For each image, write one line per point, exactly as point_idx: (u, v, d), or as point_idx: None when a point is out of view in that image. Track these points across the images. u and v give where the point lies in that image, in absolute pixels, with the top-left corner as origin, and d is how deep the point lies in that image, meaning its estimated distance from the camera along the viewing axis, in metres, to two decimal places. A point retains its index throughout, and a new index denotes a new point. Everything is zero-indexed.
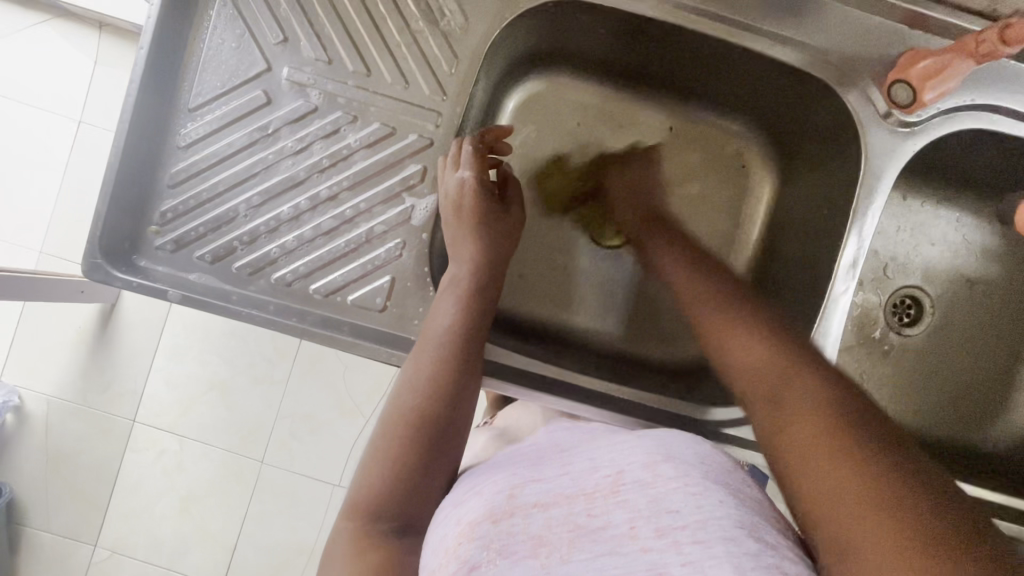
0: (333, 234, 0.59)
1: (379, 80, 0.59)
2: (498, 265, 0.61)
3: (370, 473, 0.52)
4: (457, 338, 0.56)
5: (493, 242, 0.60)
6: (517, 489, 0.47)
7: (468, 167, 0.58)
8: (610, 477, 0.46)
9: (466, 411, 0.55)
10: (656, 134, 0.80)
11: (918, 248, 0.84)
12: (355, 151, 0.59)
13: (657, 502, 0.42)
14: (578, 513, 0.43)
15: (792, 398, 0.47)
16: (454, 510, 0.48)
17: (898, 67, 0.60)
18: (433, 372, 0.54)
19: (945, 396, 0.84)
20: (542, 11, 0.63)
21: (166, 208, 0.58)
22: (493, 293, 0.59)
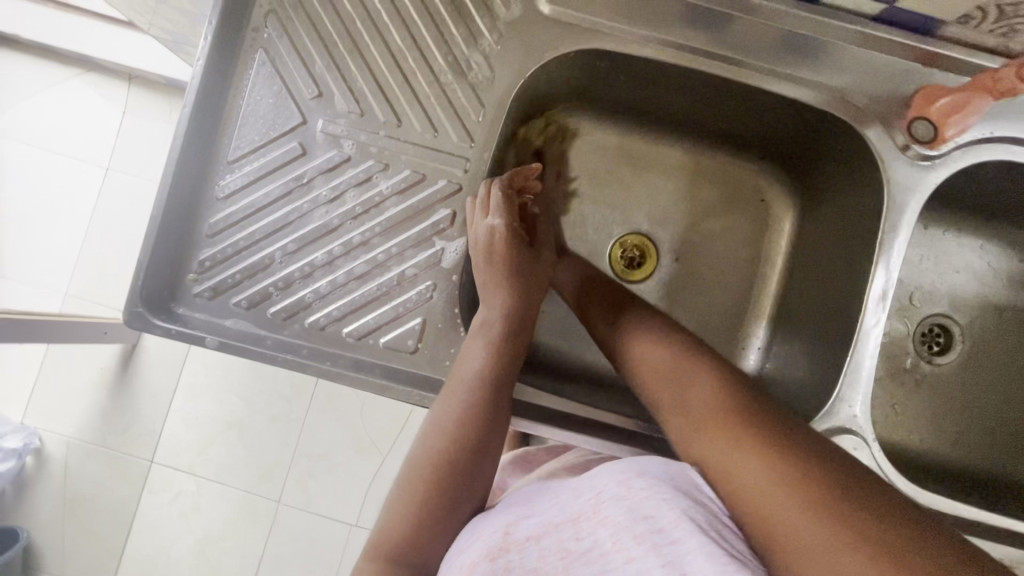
0: (365, 278, 0.60)
1: (409, 130, 0.61)
2: (528, 309, 0.62)
3: (396, 513, 0.52)
4: (492, 380, 0.55)
5: (521, 287, 0.62)
6: (513, 525, 0.49)
7: (498, 214, 0.61)
8: (591, 498, 0.46)
9: (491, 456, 0.55)
10: (674, 170, 0.81)
11: (943, 276, 0.84)
12: (385, 197, 0.61)
13: (634, 510, 0.42)
14: (566, 537, 0.45)
15: (693, 394, 0.54)
16: (456, 551, 0.50)
17: (914, 107, 0.61)
18: (468, 413, 0.54)
19: (982, 426, 0.82)
20: (564, 58, 0.65)
21: (204, 257, 0.60)
22: (524, 337, 0.60)
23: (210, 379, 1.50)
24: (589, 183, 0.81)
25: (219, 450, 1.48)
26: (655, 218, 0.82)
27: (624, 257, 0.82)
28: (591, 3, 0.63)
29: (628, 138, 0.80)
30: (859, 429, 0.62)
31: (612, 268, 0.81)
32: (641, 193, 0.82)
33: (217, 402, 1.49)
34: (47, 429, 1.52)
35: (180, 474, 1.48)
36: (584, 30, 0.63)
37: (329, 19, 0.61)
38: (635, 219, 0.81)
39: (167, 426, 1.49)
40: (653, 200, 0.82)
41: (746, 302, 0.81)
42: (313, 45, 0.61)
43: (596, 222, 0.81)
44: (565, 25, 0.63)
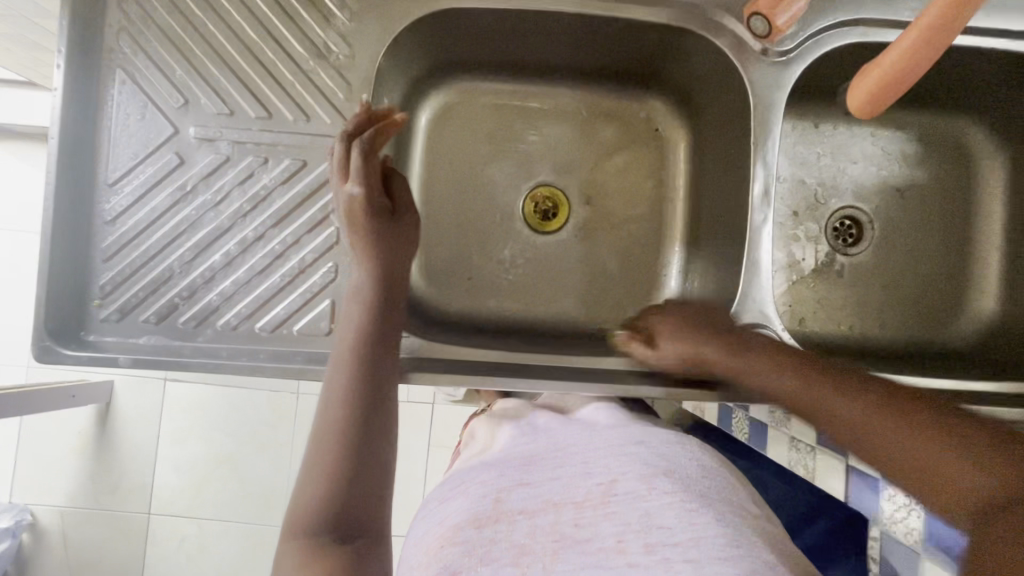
0: (267, 271, 0.62)
1: (282, 120, 0.62)
2: (405, 262, 0.61)
3: (300, 490, 0.50)
4: (368, 343, 0.56)
5: (391, 245, 0.60)
6: (504, 492, 0.50)
7: (356, 178, 0.58)
8: (602, 485, 0.48)
9: (383, 424, 0.53)
10: (566, 116, 0.83)
11: (843, 170, 0.86)
12: (270, 192, 0.62)
13: (649, 518, 0.45)
14: (565, 522, 0.46)
15: (879, 436, 0.49)
16: (442, 506, 0.52)
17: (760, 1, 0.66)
18: (350, 380, 0.54)
19: (905, 305, 0.85)
20: (424, 24, 0.67)
21: (104, 281, 0.61)
22: (398, 295, 0.59)
23: (189, 421, 1.49)
24: (489, 143, 0.82)
25: (214, 486, 1.48)
26: (558, 166, 0.83)
27: (537, 210, 0.83)
28: None
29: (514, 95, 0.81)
30: (768, 322, 0.65)
31: (528, 223, 0.83)
32: (542, 146, 0.83)
33: (202, 440, 1.49)
34: (37, 503, 1.51)
35: (180, 518, 1.48)
36: None
37: (181, 27, 0.62)
38: (539, 171, 0.83)
39: (157, 474, 1.49)
40: (555, 150, 0.83)
41: (661, 231, 0.83)
42: (170, 55, 0.62)
43: (504, 182, 0.82)
44: None
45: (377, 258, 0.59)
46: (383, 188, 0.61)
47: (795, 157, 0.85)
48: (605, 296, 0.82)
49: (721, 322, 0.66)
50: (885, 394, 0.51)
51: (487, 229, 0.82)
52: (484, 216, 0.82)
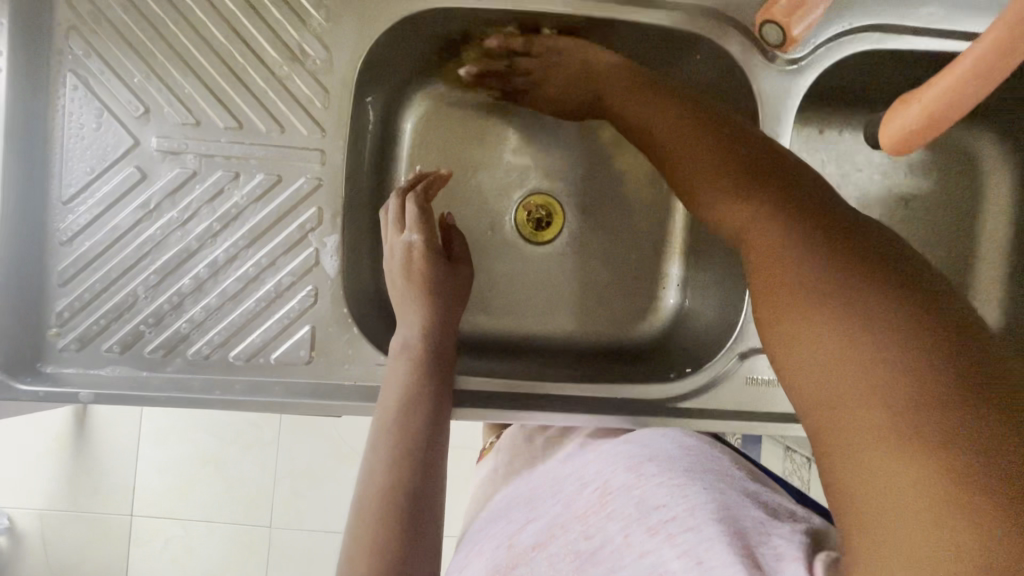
0: (241, 295, 0.57)
1: (253, 131, 0.57)
2: (455, 322, 0.60)
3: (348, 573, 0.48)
4: (415, 410, 0.53)
5: (446, 302, 0.59)
6: (515, 536, 0.54)
7: (415, 230, 0.60)
8: (597, 492, 0.52)
9: (434, 487, 0.52)
10: (561, 121, 0.78)
11: (849, 177, 0.82)
12: (242, 210, 0.57)
13: (645, 503, 0.48)
14: (575, 538, 0.49)
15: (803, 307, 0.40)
16: (464, 575, 0.55)
17: (762, 10, 0.60)
18: (400, 451, 0.51)
19: None
20: (407, 24, 0.62)
21: (61, 307, 0.56)
22: (445, 360, 0.57)
23: (172, 423, 1.44)
24: (479, 149, 0.77)
25: (197, 489, 1.44)
26: (552, 174, 0.79)
27: (530, 219, 0.79)
28: None
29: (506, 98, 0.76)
30: None
31: (520, 232, 0.79)
32: (536, 151, 0.79)
33: (184, 442, 1.44)
34: (14, 508, 1.46)
35: (164, 522, 1.45)
36: None
37: (138, 27, 0.56)
38: (532, 179, 0.79)
39: (138, 477, 1.45)
40: (549, 155, 0.79)
41: (660, 241, 0.80)
42: (128, 59, 0.56)
43: (495, 190, 0.78)
44: None
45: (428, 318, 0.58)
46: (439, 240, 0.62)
47: None
48: (601, 311, 0.78)
49: (727, 346, 0.63)
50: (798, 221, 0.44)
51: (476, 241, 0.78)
52: (474, 226, 0.78)
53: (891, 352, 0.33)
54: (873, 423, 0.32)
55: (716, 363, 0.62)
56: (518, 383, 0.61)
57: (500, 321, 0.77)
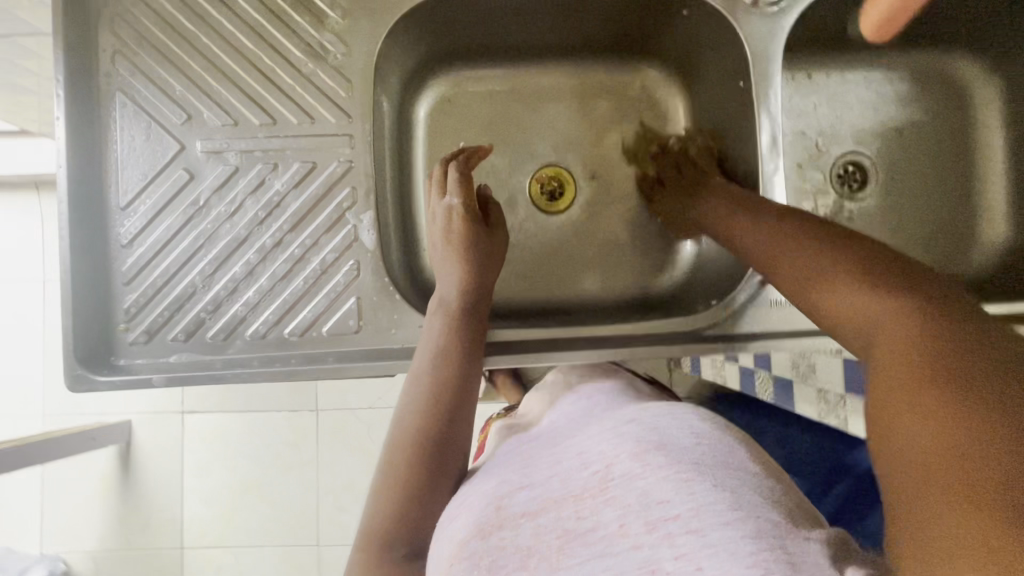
0: (289, 276, 0.62)
1: (286, 124, 0.62)
2: (489, 288, 0.63)
3: (374, 505, 0.50)
4: (450, 359, 0.56)
5: (480, 263, 0.63)
6: (506, 495, 0.45)
7: (455, 194, 0.66)
8: (598, 471, 0.42)
9: (463, 439, 0.53)
10: (563, 94, 0.83)
11: (841, 117, 0.87)
12: (284, 198, 0.62)
13: (648, 495, 0.39)
14: (566, 516, 0.41)
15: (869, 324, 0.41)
16: (448, 523, 0.46)
17: None
18: (438, 393, 0.54)
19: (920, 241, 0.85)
20: (415, 16, 0.67)
21: (128, 304, 0.61)
22: (481, 314, 0.60)
23: (213, 450, 1.47)
24: (492, 130, 0.82)
25: (245, 512, 1.47)
26: (561, 146, 0.84)
27: (544, 190, 0.84)
28: None
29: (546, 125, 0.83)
30: None
31: (535, 203, 0.83)
32: (542, 126, 0.83)
33: (228, 468, 1.47)
34: (69, 551, 1.49)
35: (215, 548, 1.47)
36: None
37: (177, 44, 0.62)
38: (542, 152, 0.83)
39: (187, 507, 1.47)
40: (555, 128, 0.83)
41: None
42: (170, 74, 0.61)
43: (508, 166, 0.83)
44: None
45: (471, 280, 0.62)
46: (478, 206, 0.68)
47: (793, 110, 0.86)
48: (621, 268, 0.82)
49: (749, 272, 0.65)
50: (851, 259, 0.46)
51: None
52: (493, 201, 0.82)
53: (940, 324, 0.36)
54: (926, 373, 0.33)
55: (740, 290, 0.65)
56: (558, 331, 0.65)
57: (527, 287, 0.81)
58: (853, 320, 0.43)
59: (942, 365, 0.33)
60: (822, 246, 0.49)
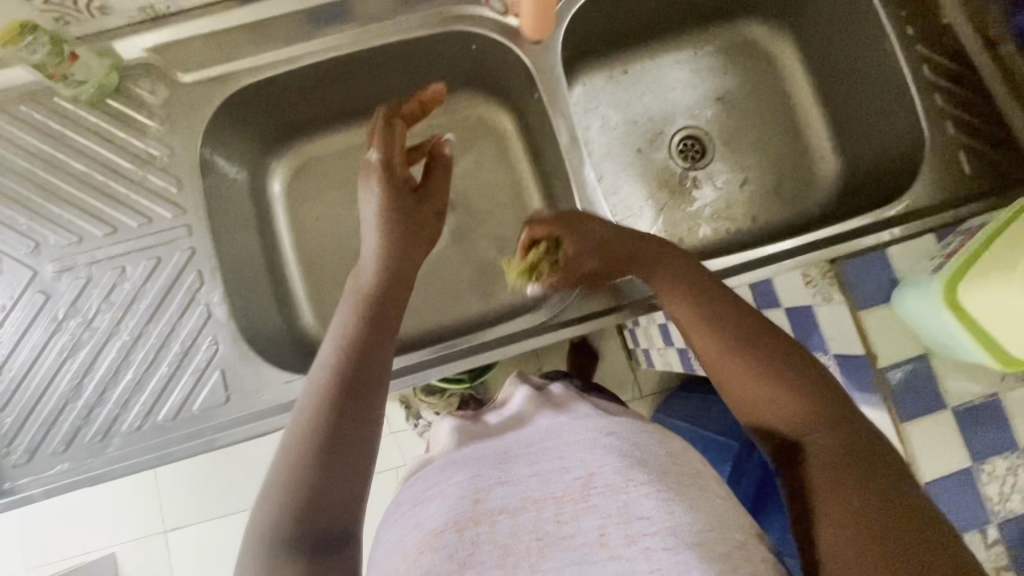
0: (153, 366, 0.66)
1: (127, 229, 0.67)
2: (412, 264, 0.60)
3: (267, 503, 0.44)
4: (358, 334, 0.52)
5: (401, 233, 0.60)
6: (483, 491, 0.43)
7: (378, 147, 0.63)
8: (580, 479, 0.42)
9: (371, 417, 0.48)
10: (406, 138, 0.89)
11: (665, 99, 0.94)
12: (136, 295, 0.67)
13: (628, 508, 0.40)
14: (547, 518, 0.41)
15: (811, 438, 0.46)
16: (414, 511, 0.44)
17: None
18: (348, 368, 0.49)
19: (766, 190, 0.91)
20: (230, 109, 0.72)
21: (4, 429, 0.64)
22: (394, 297, 0.56)
23: None
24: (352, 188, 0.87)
25: None
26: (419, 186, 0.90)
27: None
28: (216, 53, 0.70)
29: None
30: None
31: None
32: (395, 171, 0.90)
33: None
34: None
35: None
36: (222, 79, 0.71)
37: (14, 183, 0.67)
38: None
39: None
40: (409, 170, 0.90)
41: (525, 208, 0.89)
42: (12, 210, 0.67)
43: None
44: (212, 84, 0.70)
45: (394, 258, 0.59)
46: (404, 167, 0.64)
47: (617, 105, 0.93)
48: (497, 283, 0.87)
49: None
50: (767, 346, 0.49)
51: None
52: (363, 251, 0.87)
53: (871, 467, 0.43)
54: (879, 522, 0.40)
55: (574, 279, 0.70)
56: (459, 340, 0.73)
57: (412, 323, 0.85)
58: (768, 409, 0.48)
59: (873, 500, 0.41)
60: (733, 315, 0.52)
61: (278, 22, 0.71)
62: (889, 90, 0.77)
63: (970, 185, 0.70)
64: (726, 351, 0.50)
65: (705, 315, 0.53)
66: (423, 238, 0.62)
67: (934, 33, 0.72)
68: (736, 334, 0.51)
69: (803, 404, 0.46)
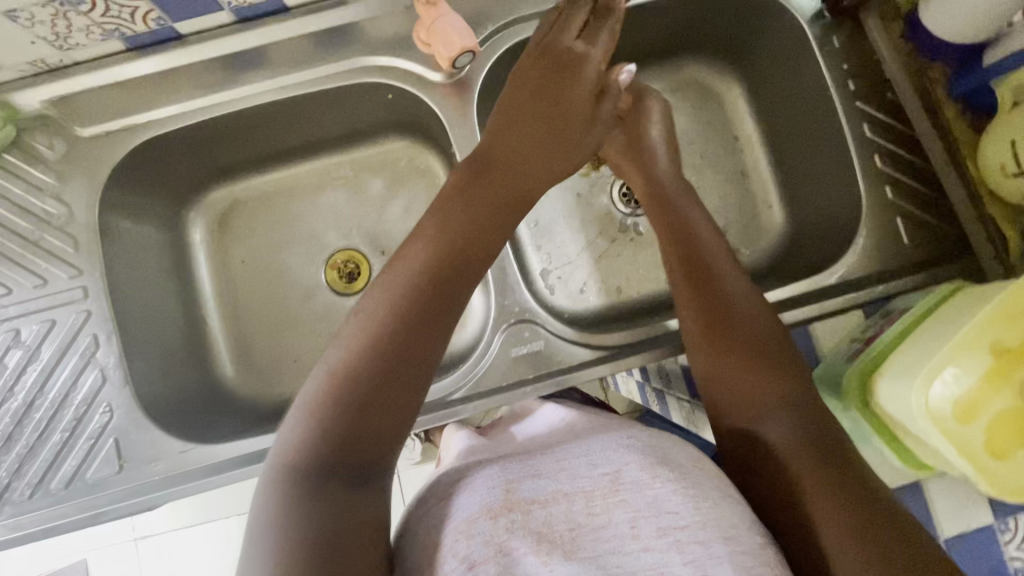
0: (46, 433, 0.64)
1: (21, 290, 0.66)
2: (522, 190, 0.58)
3: (297, 422, 0.44)
4: (439, 263, 0.51)
5: (528, 144, 0.60)
6: (513, 482, 0.44)
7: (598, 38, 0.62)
8: (607, 475, 0.44)
9: (425, 349, 0.47)
10: (334, 180, 0.86)
11: None
12: (30, 359, 0.65)
13: (658, 502, 0.41)
14: (577, 511, 0.42)
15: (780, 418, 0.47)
16: (451, 501, 0.45)
17: (450, 53, 0.64)
18: (411, 314, 0.48)
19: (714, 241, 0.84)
20: (134, 162, 0.70)
21: None
22: (481, 233, 0.54)
23: None
24: (278, 231, 0.85)
25: None
26: (347, 229, 0.86)
27: (339, 275, 0.85)
28: (116, 106, 0.68)
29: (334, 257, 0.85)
30: (532, 315, 0.66)
31: (332, 289, 0.85)
32: (322, 213, 0.86)
33: None
34: None
35: None
36: (124, 132, 0.68)
37: None
38: (328, 239, 0.85)
39: None
40: (336, 212, 0.86)
41: None
42: None
43: (299, 262, 0.85)
44: (112, 138, 0.68)
45: (483, 194, 0.57)
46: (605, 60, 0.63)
47: None
48: None
49: (490, 324, 0.66)
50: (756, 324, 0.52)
51: (291, 311, 0.84)
52: (286, 298, 0.84)
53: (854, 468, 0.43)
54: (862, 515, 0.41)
55: (481, 345, 0.66)
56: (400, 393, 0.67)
57: None
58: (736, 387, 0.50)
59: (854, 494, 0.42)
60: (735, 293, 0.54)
61: (180, 73, 0.68)
62: (831, 144, 0.71)
63: (907, 256, 0.65)
64: (713, 318, 0.53)
65: (705, 280, 0.55)
66: (537, 163, 0.60)
67: (878, 87, 0.67)
68: (736, 304, 0.53)
69: (782, 387, 0.48)
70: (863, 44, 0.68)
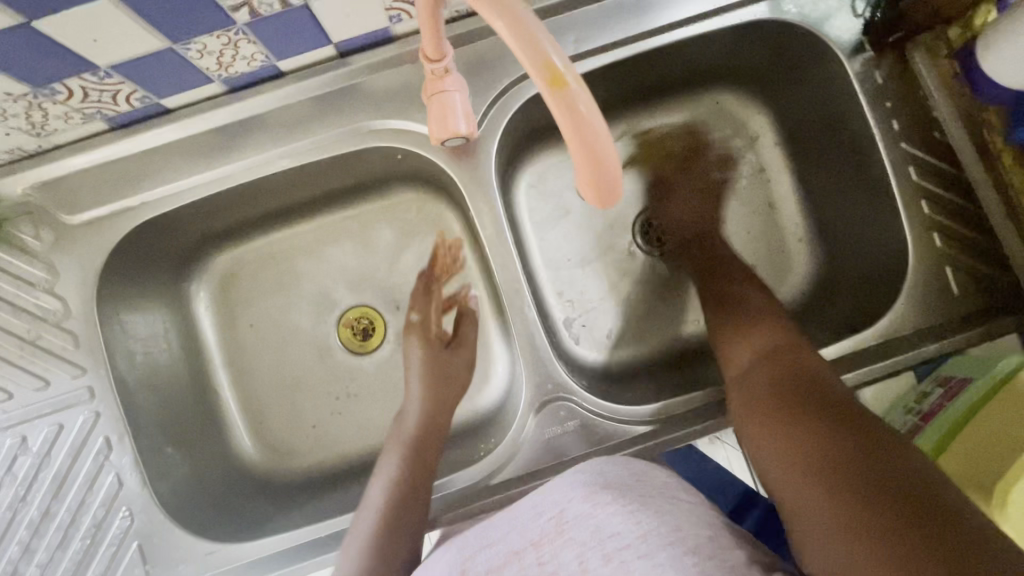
0: (65, 541, 0.62)
1: (24, 393, 0.62)
2: (436, 385, 0.68)
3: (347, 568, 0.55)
4: (401, 459, 0.62)
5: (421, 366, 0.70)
6: (469, 562, 0.50)
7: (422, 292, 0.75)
8: (553, 518, 0.48)
9: (404, 531, 0.56)
10: (339, 235, 0.80)
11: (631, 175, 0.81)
12: (41, 466, 0.62)
13: (601, 529, 0.44)
14: (529, 564, 0.45)
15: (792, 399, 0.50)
16: None
17: (438, 136, 0.56)
18: (412, 459, 0.62)
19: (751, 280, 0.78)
20: (128, 245, 0.65)
21: None
22: (423, 428, 0.65)
23: None
24: (282, 294, 0.79)
25: None
26: (357, 285, 0.80)
27: (354, 334, 0.79)
28: (102, 188, 0.63)
29: (348, 315, 0.79)
30: (566, 390, 0.63)
31: (348, 350, 0.79)
32: (328, 271, 0.80)
33: None
34: None
35: None
36: (113, 216, 0.63)
37: None
38: (339, 298, 0.79)
39: None
40: (343, 269, 0.80)
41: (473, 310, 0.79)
42: None
43: (309, 324, 0.79)
44: (102, 222, 0.63)
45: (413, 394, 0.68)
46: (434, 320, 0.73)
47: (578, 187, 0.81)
48: None
49: (523, 404, 0.64)
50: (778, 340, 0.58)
51: (303, 377, 0.78)
52: (296, 365, 0.78)
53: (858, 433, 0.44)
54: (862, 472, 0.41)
55: (515, 425, 0.64)
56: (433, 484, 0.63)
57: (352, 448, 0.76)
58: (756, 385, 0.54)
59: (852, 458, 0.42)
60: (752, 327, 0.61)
61: (170, 149, 0.63)
62: (875, 186, 0.66)
63: (957, 310, 0.61)
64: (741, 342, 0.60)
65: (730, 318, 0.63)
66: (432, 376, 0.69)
67: (923, 124, 0.63)
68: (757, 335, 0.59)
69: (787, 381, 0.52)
70: (906, 81, 0.63)
